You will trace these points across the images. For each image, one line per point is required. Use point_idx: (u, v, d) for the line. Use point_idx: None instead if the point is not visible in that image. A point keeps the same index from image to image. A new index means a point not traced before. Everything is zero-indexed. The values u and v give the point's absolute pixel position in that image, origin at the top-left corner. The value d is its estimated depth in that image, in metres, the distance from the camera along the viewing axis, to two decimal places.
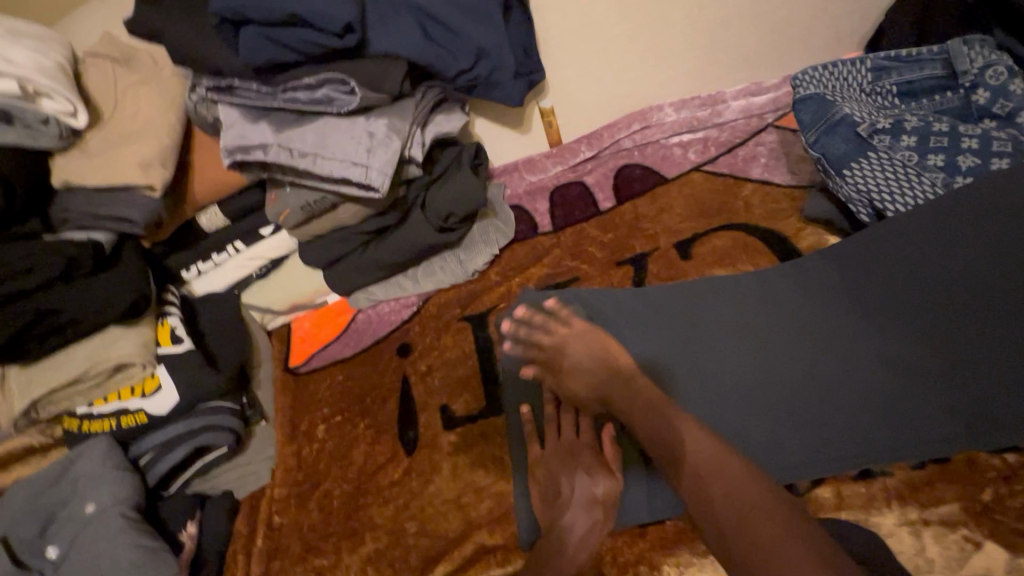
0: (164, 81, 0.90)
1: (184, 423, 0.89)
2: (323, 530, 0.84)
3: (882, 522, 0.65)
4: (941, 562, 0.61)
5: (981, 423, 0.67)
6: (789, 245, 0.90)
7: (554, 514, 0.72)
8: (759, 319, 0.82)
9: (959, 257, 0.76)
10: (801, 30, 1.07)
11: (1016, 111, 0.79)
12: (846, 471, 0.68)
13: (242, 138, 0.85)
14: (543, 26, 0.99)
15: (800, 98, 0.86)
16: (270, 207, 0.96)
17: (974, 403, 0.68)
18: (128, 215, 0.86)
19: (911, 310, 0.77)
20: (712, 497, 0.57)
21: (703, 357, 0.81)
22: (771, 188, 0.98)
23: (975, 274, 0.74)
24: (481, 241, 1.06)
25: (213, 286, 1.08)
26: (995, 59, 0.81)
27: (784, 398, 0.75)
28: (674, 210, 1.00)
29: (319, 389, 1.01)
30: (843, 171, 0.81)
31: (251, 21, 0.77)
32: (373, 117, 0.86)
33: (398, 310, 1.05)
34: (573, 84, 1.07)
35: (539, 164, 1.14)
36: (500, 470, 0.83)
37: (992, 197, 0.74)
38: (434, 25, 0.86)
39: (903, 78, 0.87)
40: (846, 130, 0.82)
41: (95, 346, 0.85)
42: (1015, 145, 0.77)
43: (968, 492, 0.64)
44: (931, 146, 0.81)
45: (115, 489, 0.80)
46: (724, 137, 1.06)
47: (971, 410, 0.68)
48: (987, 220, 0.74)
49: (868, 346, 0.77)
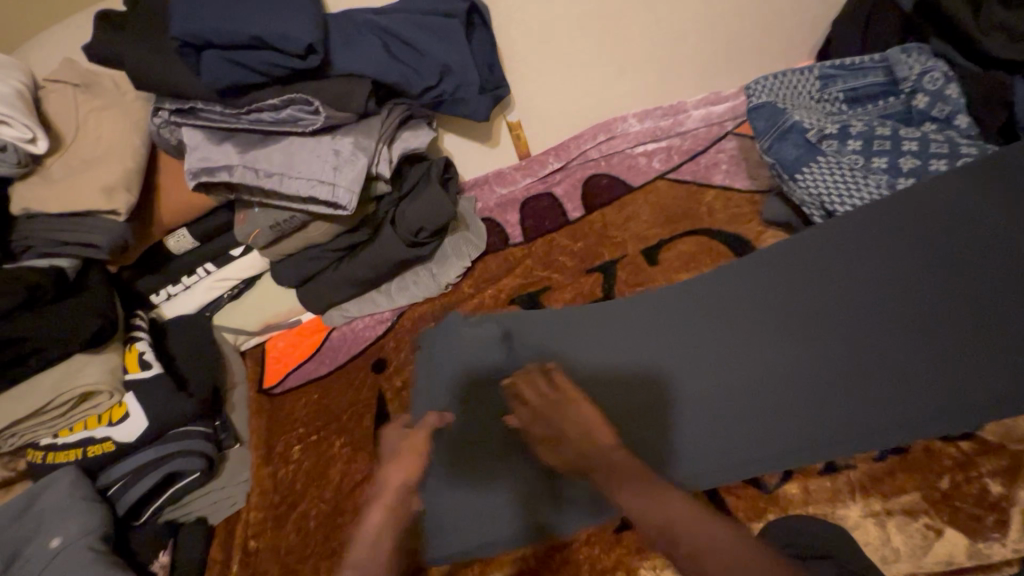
0: (126, 104, 0.90)
1: (156, 449, 0.87)
2: (301, 552, 0.83)
3: (848, 515, 0.66)
4: (905, 550, 0.64)
5: (942, 412, 0.68)
6: (751, 248, 0.92)
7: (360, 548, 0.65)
8: (722, 325, 0.84)
9: (905, 256, 0.80)
10: (754, 40, 1.11)
11: (953, 114, 0.83)
12: (812, 465, 0.70)
13: (206, 160, 0.85)
14: (506, 43, 1.01)
15: (753, 106, 0.89)
16: (238, 227, 0.95)
17: (932, 395, 0.70)
18: (92, 240, 0.85)
19: (868, 305, 0.78)
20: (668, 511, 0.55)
21: (671, 364, 0.82)
22: (733, 193, 1.00)
23: (921, 269, 0.78)
24: (453, 254, 1.06)
25: (183, 309, 1.06)
26: (932, 65, 0.85)
27: (750, 396, 0.77)
28: (641, 217, 1.03)
29: (295, 408, 1.00)
30: (795, 175, 0.85)
31: (213, 45, 0.78)
32: (339, 135, 0.87)
33: (373, 326, 1.06)
34: (538, 98, 1.10)
35: (509, 176, 1.15)
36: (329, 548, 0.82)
37: (924, 201, 0.81)
38: (397, 45, 0.87)
39: (849, 85, 0.91)
40: (796, 136, 0.85)
41: (59, 374, 0.83)
42: (951, 147, 0.82)
43: (928, 481, 0.66)
44: (875, 149, 0.84)
45: (83, 520, 0.78)
46: (687, 145, 1.09)
47: (932, 400, 0.69)
48: (928, 222, 0.80)
49: (831, 344, 0.78)
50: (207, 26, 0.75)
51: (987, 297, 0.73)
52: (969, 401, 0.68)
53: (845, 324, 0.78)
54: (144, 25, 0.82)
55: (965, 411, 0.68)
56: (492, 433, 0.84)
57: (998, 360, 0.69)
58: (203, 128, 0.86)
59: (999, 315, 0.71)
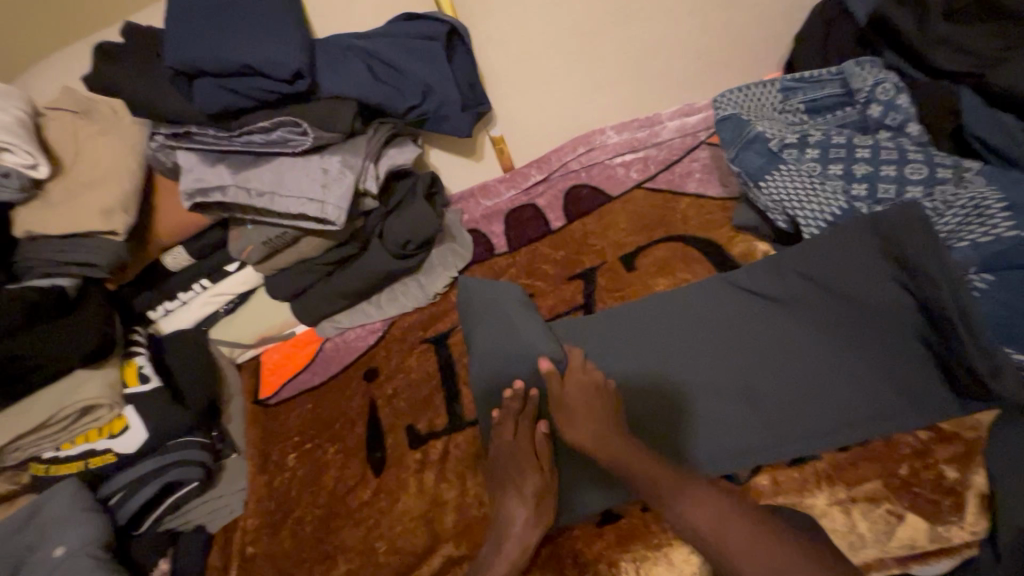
0: (124, 129, 0.94)
1: (154, 460, 0.90)
2: (296, 556, 0.86)
3: (815, 504, 0.70)
4: (870, 535, 0.67)
5: (906, 402, 0.73)
6: (723, 253, 0.97)
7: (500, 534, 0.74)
8: (695, 333, 0.87)
9: (857, 266, 0.79)
10: (725, 54, 1.16)
11: (904, 123, 0.87)
12: (779, 459, 0.73)
13: (200, 181, 0.89)
14: (486, 62, 1.06)
15: (719, 118, 0.94)
16: (233, 244, 0.99)
17: (900, 384, 0.74)
18: (92, 260, 0.89)
19: (831, 308, 0.81)
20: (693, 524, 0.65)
21: (654, 371, 0.85)
22: (705, 201, 1.05)
23: (873, 273, 0.77)
24: (440, 265, 1.10)
25: (179, 323, 1.10)
26: (883, 77, 0.89)
27: (722, 397, 0.80)
28: (619, 225, 1.07)
29: (289, 418, 1.04)
30: (759, 183, 0.88)
31: (206, 73, 0.83)
32: (327, 154, 0.91)
33: (365, 336, 1.10)
34: (519, 113, 1.14)
35: (494, 189, 1.20)
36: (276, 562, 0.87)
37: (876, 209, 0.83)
38: (381, 66, 0.92)
39: (809, 96, 0.96)
40: (759, 146, 0.89)
41: (61, 390, 0.86)
42: (901, 154, 0.84)
43: (888, 468, 0.69)
44: (831, 156, 0.88)
45: (84, 530, 0.81)
46: (663, 155, 1.14)
47: (900, 389, 0.73)
48: (872, 233, 0.78)
49: (802, 348, 0.80)
50: (199, 55, 0.80)
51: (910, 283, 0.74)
52: (925, 392, 0.72)
53: (814, 326, 0.81)
54: (141, 54, 0.86)
55: (923, 406, 0.72)
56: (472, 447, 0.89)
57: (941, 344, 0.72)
58: (197, 150, 0.90)
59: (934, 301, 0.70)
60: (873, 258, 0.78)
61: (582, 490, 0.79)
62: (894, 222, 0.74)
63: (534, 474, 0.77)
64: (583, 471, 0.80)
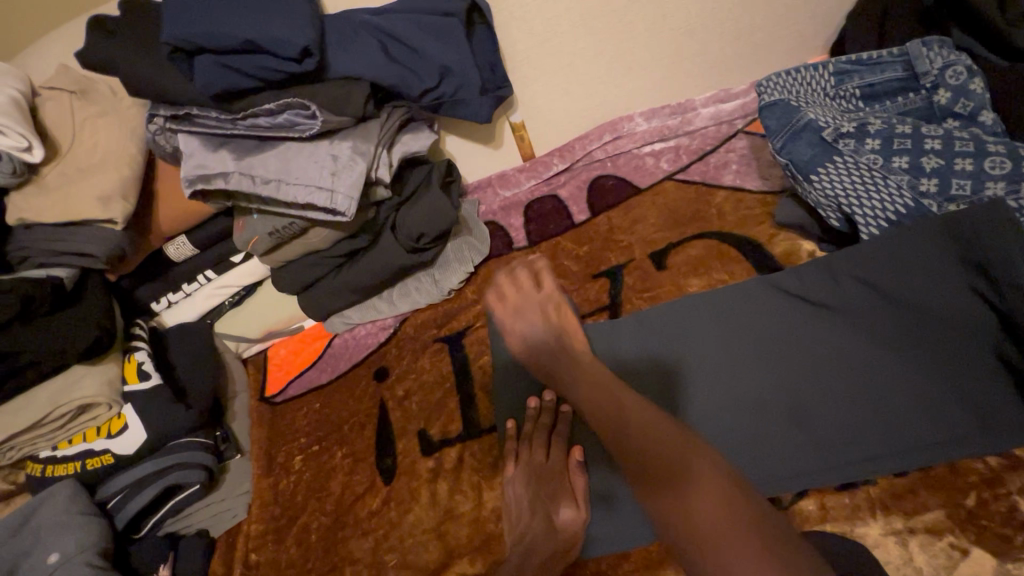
0: (123, 110, 0.88)
1: (153, 461, 0.86)
2: (303, 566, 0.82)
3: (867, 534, 0.64)
4: (929, 571, 0.61)
5: (982, 426, 0.65)
6: (765, 253, 0.89)
7: (517, 540, 0.72)
8: (736, 342, 0.79)
9: (921, 273, 0.72)
10: (767, 35, 1.07)
11: (977, 110, 0.79)
12: (830, 483, 0.67)
13: (202, 167, 0.82)
14: (509, 41, 0.98)
15: (765, 104, 0.86)
16: (237, 235, 0.93)
17: (973, 405, 0.66)
18: (89, 250, 0.83)
19: (892, 318, 0.73)
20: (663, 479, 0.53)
21: (700, 381, 0.78)
22: (743, 195, 0.97)
23: (935, 283, 0.72)
24: (455, 259, 1.04)
25: (184, 316, 1.05)
26: (954, 59, 0.81)
27: (768, 410, 0.74)
28: (648, 220, 1.00)
29: (296, 417, 0.99)
30: (810, 177, 0.81)
31: (205, 49, 0.76)
32: (337, 140, 0.85)
33: (375, 333, 1.04)
34: (542, 98, 1.07)
35: (512, 179, 1.13)
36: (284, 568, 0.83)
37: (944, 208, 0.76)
38: (396, 45, 0.85)
39: (866, 81, 0.88)
40: (811, 135, 0.82)
41: (56, 387, 0.82)
42: (978, 144, 0.75)
43: (952, 498, 0.63)
44: (894, 148, 0.80)
45: (80, 535, 0.77)
46: (695, 144, 1.06)
47: (974, 410, 0.66)
48: (945, 237, 0.71)
49: (858, 362, 0.73)
50: (198, 29, 0.73)
51: (991, 291, 0.68)
52: (1003, 415, 0.65)
53: (867, 337, 0.74)
54: (137, 30, 0.80)
55: (999, 431, 0.64)
56: (489, 460, 0.83)
57: (1019, 361, 0.65)
58: (199, 134, 0.84)
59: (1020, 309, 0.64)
60: (936, 264, 0.72)
61: (617, 509, 0.73)
62: (969, 221, 0.69)
63: (570, 497, 0.73)
64: (611, 487, 0.75)
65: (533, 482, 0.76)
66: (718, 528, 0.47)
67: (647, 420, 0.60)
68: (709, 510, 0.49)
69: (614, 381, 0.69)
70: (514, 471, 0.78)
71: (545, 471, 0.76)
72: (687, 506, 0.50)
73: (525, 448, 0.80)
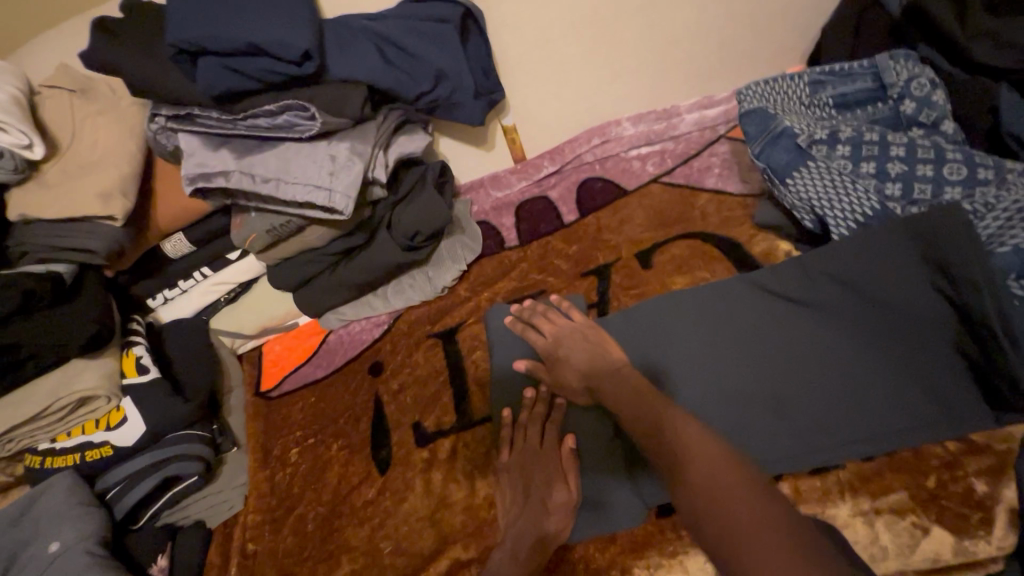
0: (123, 110, 0.90)
1: (152, 453, 0.88)
2: (300, 554, 0.84)
3: (838, 514, 0.68)
4: (894, 549, 0.65)
5: (941, 413, 0.70)
6: (745, 252, 0.94)
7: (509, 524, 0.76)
8: (718, 336, 0.84)
9: (888, 273, 0.77)
10: (748, 44, 1.11)
11: (939, 120, 0.85)
12: (803, 468, 0.71)
13: (203, 166, 0.85)
14: (501, 47, 1.01)
15: (744, 111, 0.91)
16: (235, 232, 0.95)
17: (933, 394, 0.71)
18: (89, 246, 0.85)
19: (861, 313, 0.78)
20: (675, 461, 0.60)
21: (682, 376, 0.82)
22: (725, 197, 1.02)
23: (900, 282, 0.76)
24: (449, 257, 1.07)
25: (180, 312, 1.07)
26: (919, 71, 0.87)
27: (747, 401, 0.78)
28: (635, 220, 1.04)
29: (293, 411, 1.01)
30: (786, 180, 0.85)
31: (209, 52, 0.78)
32: (335, 141, 0.87)
33: (369, 329, 1.06)
34: (533, 102, 1.10)
35: (504, 180, 1.16)
36: (280, 558, 0.85)
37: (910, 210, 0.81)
38: (393, 50, 0.88)
39: (838, 90, 0.93)
40: (787, 141, 0.86)
41: (55, 381, 0.83)
42: (938, 152, 0.82)
43: (915, 480, 0.68)
44: (863, 154, 0.85)
45: (81, 525, 0.79)
46: (680, 148, 1.11)
47: (933, 398, 0.71)
48: (910, 239, 0.76)
49: (830, 355, 0.77)
50: (201, 32, 0.76)
51: (950, 289, 0.72)
52: (959, 403, 0.70)
53: (838, 331, 0.79)
54: (139, 33, 0.82)
55: (955, 416, 0.70)
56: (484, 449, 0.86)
57: (972, 353, 0.70)
58: (200, 134, 0.86)
59: (974, 305, 0.69)
60: (902, 263, 0.76)
61: (603, 493, 0.77)
62: (934, 224, 0.73)
63: (562, 486, 0.76)
64: (596, 474, 0.79)
65: (525, 465, 0.80)
66: (715, 498, 0.54)
67: (659, 411, 0.66)
68: (715, 484, 0.55)
69: (630, 385, 0.73)
70: (507, 459, 0.81)
71: (537, 455, 0.80)
72: (702, 494, 0.55)
73: (520, 439, 0.82)
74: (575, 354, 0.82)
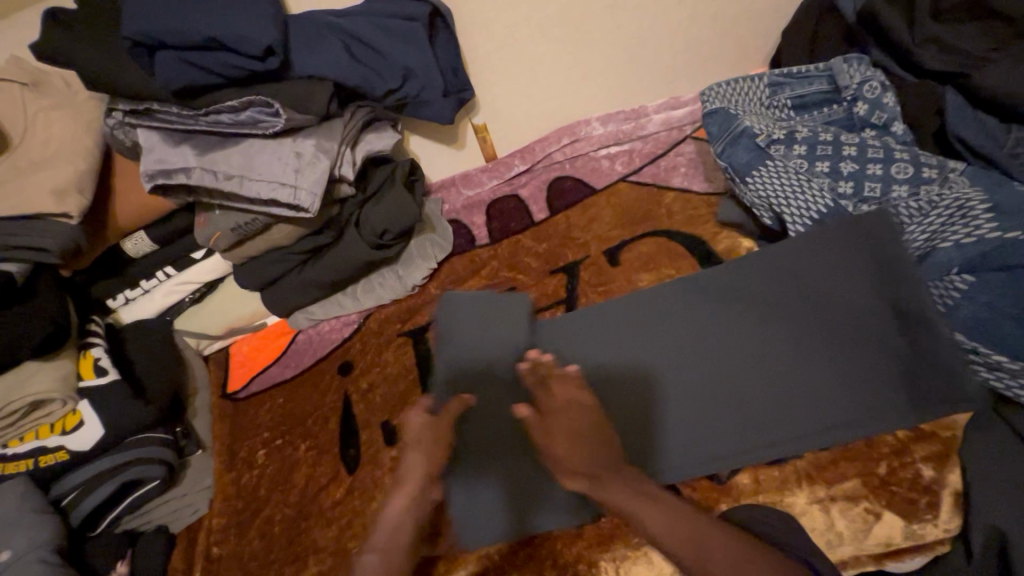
0: (79, 105, 0.88)
1: (110, 458, 0.85)
2: (265, 557, 0.83)
3: (795, 502, 0.70)
4: (848, 534, 0.67)
5: (889, 406, 0.72)
6: (709, 248, 0.96)
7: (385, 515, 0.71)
8: (681, 331, 0.86)
9: (836, 270, 0.81)
10: (713, 47, 1.14)
11: (890, 121, 0.88)
12: (763, 460, 0.73)
13: (163, 162, 0.83)
14: (470, 46, 1.02)
15: (708, 111, 0.94)
16: (200, 231, 0.93)
17: (882, 386, 0.74)
18: (42, 245, 0.80)
19: (816, 308, 0.81)
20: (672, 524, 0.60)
21: (644, 372, 0.84)
22: (690, 196, 1.04)
23: (849, 278, 0.79)
24: (419, 255, 1.07)
25: (143, 313, 1.04)
26: (870, 75, 0.90)
27: (709, 393, 0.80)
28: (604, 219, 1.05)
29: (259, 414, 0.99)
30: (746, 178, 0.88)
31: (167, 46, 0.76)
32: (301, 137, 0.86)
33: (339, 328, 1.06)
34: (503, 101, 1.11)
35: (475, 178, 1.17)
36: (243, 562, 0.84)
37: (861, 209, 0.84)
38: (359, 46, 0.87)
39: (796, 93, 0.96)
40: (747, 141, 0.89)
41: (6, 384, 0.80)
42: (887, 152, 0.85)
43: (867, 467, 0.70)
44: (818, 154, 0.88)
45: (33, 532, 0.76)
46: (648, 148, 1.12)
47: (884, 390, 0.73)
48: (853, 238, 0.80)
49: (786, 349, 0.80)
50: (160, 25, 0.74)
51: (891, 283, 0.76)
52: (909, 394, 0.72)
53: (796, 326, 0.81)
54: (96, 25, 0.80)
55: (905, 407, 0.71)
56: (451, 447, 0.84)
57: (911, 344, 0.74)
58: (159, 129, 0.85)
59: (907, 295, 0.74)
60: (849, 260, 0.80)
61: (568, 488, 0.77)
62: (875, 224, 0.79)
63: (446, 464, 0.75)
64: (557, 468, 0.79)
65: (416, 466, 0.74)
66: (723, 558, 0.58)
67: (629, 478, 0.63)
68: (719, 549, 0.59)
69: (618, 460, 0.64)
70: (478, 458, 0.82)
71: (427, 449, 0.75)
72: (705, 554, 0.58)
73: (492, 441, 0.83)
74: (569, 417, 0.64)
